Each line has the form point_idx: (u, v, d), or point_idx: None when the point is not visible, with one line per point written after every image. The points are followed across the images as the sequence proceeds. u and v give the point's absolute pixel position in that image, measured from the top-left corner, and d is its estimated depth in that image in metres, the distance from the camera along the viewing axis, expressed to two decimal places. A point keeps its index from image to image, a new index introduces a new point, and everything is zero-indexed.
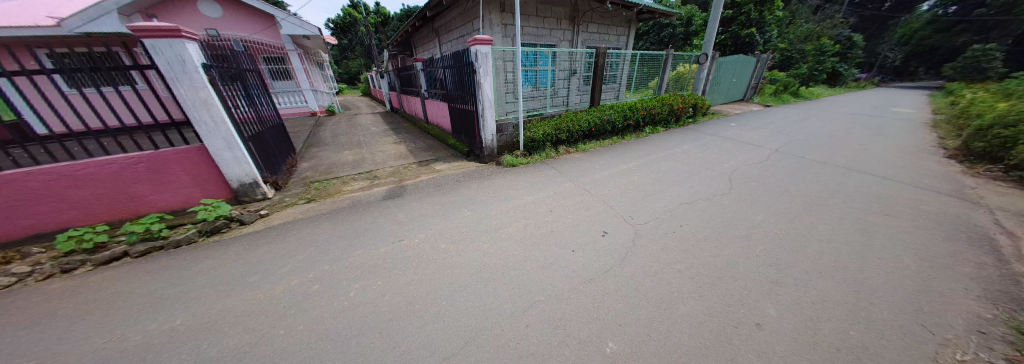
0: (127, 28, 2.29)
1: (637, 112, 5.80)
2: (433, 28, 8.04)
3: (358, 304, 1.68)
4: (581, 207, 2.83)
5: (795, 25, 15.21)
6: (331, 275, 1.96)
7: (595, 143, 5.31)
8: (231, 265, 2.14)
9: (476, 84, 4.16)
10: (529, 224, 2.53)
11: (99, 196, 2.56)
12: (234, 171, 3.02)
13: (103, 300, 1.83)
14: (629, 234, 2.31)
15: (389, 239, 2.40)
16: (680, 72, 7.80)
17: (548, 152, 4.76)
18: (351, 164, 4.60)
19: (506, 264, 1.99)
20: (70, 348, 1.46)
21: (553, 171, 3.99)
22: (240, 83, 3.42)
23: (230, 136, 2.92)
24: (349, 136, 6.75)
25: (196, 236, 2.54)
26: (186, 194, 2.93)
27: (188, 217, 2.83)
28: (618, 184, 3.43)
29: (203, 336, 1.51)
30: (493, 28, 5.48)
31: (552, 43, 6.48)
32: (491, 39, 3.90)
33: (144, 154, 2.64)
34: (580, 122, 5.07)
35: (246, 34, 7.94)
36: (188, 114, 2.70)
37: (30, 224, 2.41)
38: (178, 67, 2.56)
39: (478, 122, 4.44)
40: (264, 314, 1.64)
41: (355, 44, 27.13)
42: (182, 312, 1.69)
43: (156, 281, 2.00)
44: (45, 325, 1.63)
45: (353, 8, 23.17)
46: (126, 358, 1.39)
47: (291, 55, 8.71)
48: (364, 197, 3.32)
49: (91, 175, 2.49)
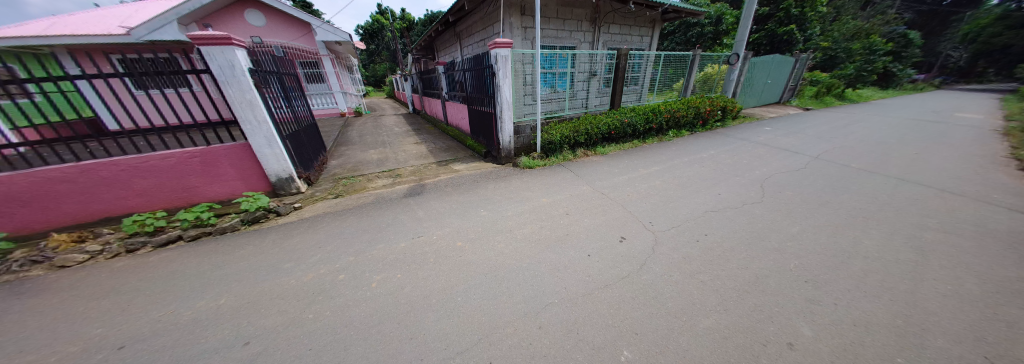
0: (188, 37, 2.58)
1: (660, 115, 5.60)
2: (455, 32, 8.27)
3: (378, 295, 1.76)
4: (598, 211, 2.78)
5: (842, 20, 13.93)
6: (356, 266, 2.07)
7: (614, 146, 5.18)
8: (267, 253, 2.32)
9: (495, 86, 4.20)
10: (545, 227, 2.53)
11: (160, 186, 2.88)
12: (273, 167, 3.28)
13: (161, 278, 2.06)
14: (648, 241, 2.23)
15: (408, 235, 2.50)
16: (708, 73, 7.45)
17: (565, 154, 4.71)
18: (376, 162, 4.83)
19: (519, 264, 2.00)
20: (134, 320, 1.65)
21: (570, 174, 3.95)
22: (279, 86, 3.71)
23: (270, 134, 3.17)
24: (375, 136, 7.08)
25: (239, 225, 2.79)
26: (229, 187, 3.19)
27: (232, 207, 3.11)
28: (638, 189, 3.32)
29: (243, 316, 1.65)
30: (512, 32, 5.53)
31: (572, 45, 6.43)
32: (511, 42, 3.94)
33: (198, 149, 2.94)
34: (599, 124, 4.97)
35: (285, 40, 8.58)
36: (236, 113, 2.97)
37: (104, 208, 2.76)
38: (228, 71, 2.83)
39: (496, 124, 4.50)
40: (294, 299, 1.76)
41: (381, 49, 28.43)
42: (225, 293, 1.86)
43: (204, 264, 2.22)
44: (115, 298, 1.86)
45: (381, 15, 24.46)
46: (177, 332, 1.55)
47: (324, 59, 9.30)
48: (387, 194, 3.47)
49: (155, 167, 2.82)
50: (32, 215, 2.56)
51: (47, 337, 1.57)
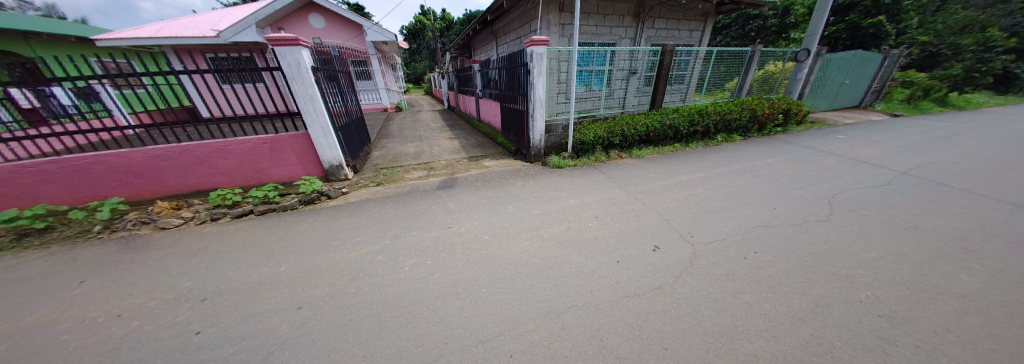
0: (266, 38, 2.97)
1: (708, 118, 5.14)
2: (492, 30, 8.40)
3: (410, 278, 1.88)
4: (630, 217, 2.65)
5: (952, 9, 11.51)
6: (392, 249, 2.24)
7: (652, 149, 4.88)
8: (317, 231, 2.60)
9: (529, 84, 4.19)
10: (572, 228, 2.49)
11: (239, 167, 3.39)
12: (327, 155, 3.65)
13: (236, 245, 2.42)
14: (685, 252, 2.08)
15: (440, 225, 2.63)
16: (770, 71, 6.63)
17: (597, 155, 4.55)
18: (413, 155, 5.13)
19: (545, 263, 1.99)
20: (215, 278, 1.97)
21: (602, 176, 3.83)
22: (335, 82, 4.10)
23: (326, 126, 3.53)
24: (413, 131, 7.51)
25: (298, 204, 3.16)
26: (291, 170, 3.62)
27: (292, 188, 3.52)
28: (677, 196, 3.09)
29: (297, 284, 1.88)
30: (550, 29, 5.46)
31: (611, 42, 6.17)
32: (548, 39, 3.88)
33: (269, 137, 3.39)
34: (637, 125, 4.72)
35: (340, 41, 9.44)
36: (299, 106, 3.35)
37: (198, 183, 3.33)
38: (295, 69, 3.20)
39: (528, 122, 4.50)
40: (339, 274, 1.96)
41: (422, 48, 29.93)
42: (284, 262, 2.13)
43: (269, 236, 2.55)
44: (203, 259, 2.23)
45: (425, 16, 25.76)
46: (247, 292, 1.82)
47: (372, 58, 10.06)
48: (421, 185, 3.67)
49: (236, 151, 3.31)
50: (150, 183, 3.21)
51: (156, 285, 1.94)
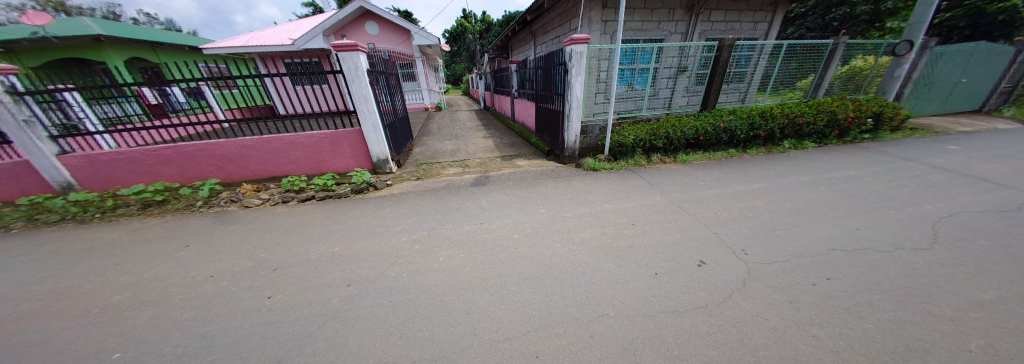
0: (331, 45, 3.34)
1: (772, 120, 4.54)
2: (531, 31, 8.41)
3: (443, 268, 1.98)
4: (671, 226, 2.46)
5: None
6: (428, 240, 2.38)
7: (701, 154, 4.46)
8: (364, 218, 2.86)
9: (566, 84, 4.11)
10: (606, 233, 2.39)
11: (305, 158, 3.89)
12: (376, 150, 4.00)
13: (300, 225, 2.77)
14: (735, 270, 1.87)
15: (472, 220, 2.71)
16: (857, 67, 5.62)
17: (637, 158, 4.30)
18: (450, 152, 5.37)
19: (576, 267, 1.94)
20: (283, 252, 2.29)
21: (640, 181, 3.61)
22: (385, 83, 4.46)
23: (376, 123, 3.86)
24: (451, 129, 7.85)
25: (350, 193, 3.51)
26: (345, 163, 4.04)
27: (346, 178, 3.92)
28: (729, 208, 2.78)
29: (346, 264, 2.09)
30: (591, 27, 5.28)
31: (659, 37, 5.77)
32: (588, 37, 3.75)
33: (330, 132, 3.83)
34: (684, 128, 4.35)
35: (390, 45, 10.26)
36: (355, 105, 3.72)
37: (274, 170, 3.91)
38: (354, 72, 3.56)
39: (563, 122, 4.43)
40: (381, 258, 2.14)
41: (462, 50, 31.13)
42: (337, 243, 2.39)
43: (326, 219, 2.88)
44: (274, 235, 2.60)
45: (466, 19, 26.74)
46: (306, 267, 2.08)
47: (417, 61, 10.75)
48: (456, 181, 3.83)
49: (304, 143, 3.80)
50: (238, 168, 3.83)
51: (240, 253, 2.31)
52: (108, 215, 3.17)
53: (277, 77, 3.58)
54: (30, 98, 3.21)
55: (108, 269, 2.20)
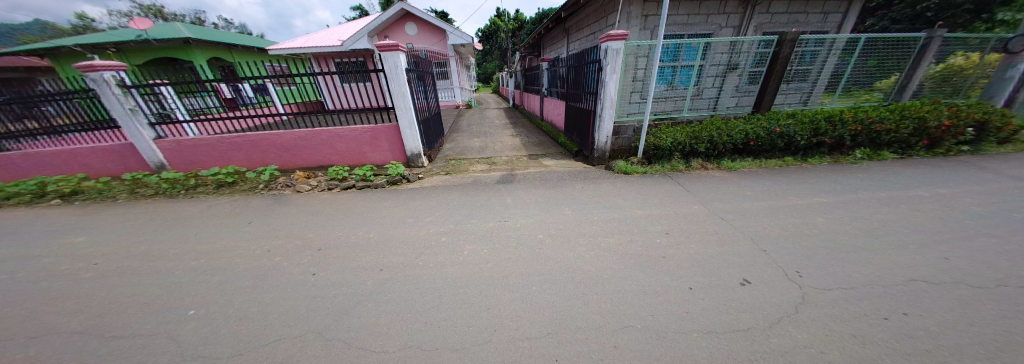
0: (375, 45, 3.57)
1: (840, 126, 3.97)
2: (565, 28, 8.24)
3: (467, 262, 2.03)
4: (710, 238, 2.27)
5: None
6: (454, 233, 2.45)
7: (749, 160, 4.05)
8: (396, 208, 3.02)
9: (600, 82, 3.96)
10: (635, 240, 2.28)
11: (349, 150, 4.23)
12: (410, 145, 4.21)
13: (341, 211, 3.01)
14: (785, 292, 1.66)
15: (497, 217, 2.74)
16: (958, 66, 4.71)
17: (674, 162, 4.01)
18: (478, 149, 5.48)
19: (602, 273, 1.87)
20: (326, 235, 2.51)
21: (676, 187, 3.38)
22: (421, 81, 4.67)
23: (412, 119, 4.06)
24: (480, 126, 8.00)
25: (385, 184, 3.73)
26: (382, 156, 4.31)
27: (383, 170, 4.18)
28: (781, 222, 2.50)
29: (379, 250, 2.23)
30: (630, 22, 5.04)
31: (706, 32, 5.33)
32: (626, 33, 3.56)
33: (370, 127, 4.11)
34: (730, 131, 3.98)
35: (427, 45, 10.71)
36: (394, 101, 3.94)
37: (322, 160, 4.30)
38: (394, 71, 3.77)
39: (594, 122, 4.30)
40: (411, 247, 2.26)
41: (494, 49, 31.52)
42: (373, 230, 2.56)
43: (363, 207, 3.10)
44: (318, 218, 2.85)
45: (499, 18, 27.04)
46: (344, 250, 2.26)
47: (451, 60, 11.07)
48: (483, 178, 3.90)
49: (348, 137, 4.14)
50: (292, 157, 4.28)
51: (290, 233, 2.58)
52: (191, 191, 3.72)
53: (327, 75, 3.91)
54: (137, 89, 3.86)
55: (189, 239, 2.58)
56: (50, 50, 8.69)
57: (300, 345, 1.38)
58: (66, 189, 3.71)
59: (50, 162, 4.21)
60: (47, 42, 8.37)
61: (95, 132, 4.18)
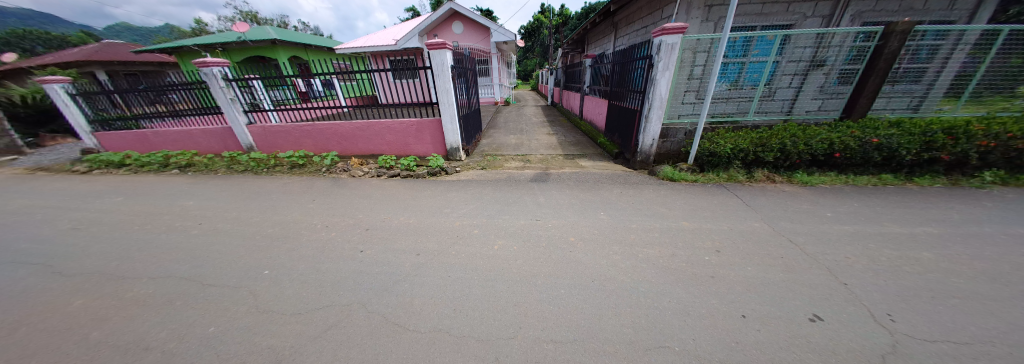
0: (426, 44, 3.77)
1: (967, 139, 3.14)
2: (613, 22, 7.84)
3: (497, 257, 2.06)
4: (771, 262, 1.98)
5: None
6: (486, 227, 2.50)
7: (828, 175, 3.44)
8: (434, 198, 3.18)
9: (650, 80, 3.67)
10: (678, 254, 2.08)
11: (396, 141, 4.57)
12: (450, 139, 4.39)
13: (385, 197, 3.27)
14: (872, 336, 1.37)
15: (529, 215, 2.72)
16: None
17: (732, 172, 3.57)
18: (514, 146, 5.51)
19: (637, 286, 1.74)
20: (372, 217, 2.75)
21: (731, 199, 3.02)
22: (464, 78, 4.83)
23: (453, 114, 4.22)
24: (517, 124, 8.02)
25: (426, 175, 3.95)
26: (425, 148, 4.57)
27: (425, 161, 4.43)
28: (870, 252, 2.07)
29: (417, 236, 2.37)
30: (689, 14, 4.60)
31: (785, 23, 4.62)
32: (685, 26, 3.23)
33: (416, 121, 4.38)
34: (806, 140, 3.42)
35: (471, 43, 11.03)
36: (438, 97, 4.13)
37: (373, 149, 4.72)
38: (440, 67, 3.95)
39: (639, 123, 4.03)
40: (446, 236, 2.36)
41: (536, 46, 31.31)
42: (412, 217, 2.73)
43: (405, 194, 3.33)
44: (367, 201, 3.14)
45: (543, 14, 26.74)
46: (386, 233, 2.44)
47: (493, 57, 11.24)
48: (517, 175, 3.91)
49: (396, 129, 4.47)
50: (349, 145, 4.76)
51: (343, 213, 2.87)
52: (270, 170, 4.36)
53: (382, 71, 4.26)
54: (236, 82, 4.61)
55: (265, 210, 3.03)
56: (177, 49, 10.79)
57: (346, 314, 1.53)
58: (184, 161, 4.62)
59: (174, 139, 5.29)
60: (175, 43, 10.39)
61: (205, 116, 5.11)
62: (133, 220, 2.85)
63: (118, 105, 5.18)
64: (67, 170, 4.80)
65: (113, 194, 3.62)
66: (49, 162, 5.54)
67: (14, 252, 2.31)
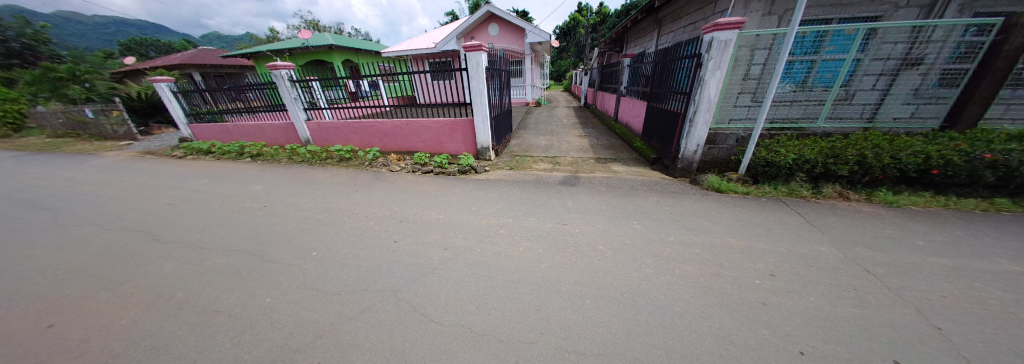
0: (463, 46, 3.88)
1: None
2: (657, 20, 7.38)
3: (521, 258, 2.04)
4: (842, 294, 1.68)
5: None
6: (512, 228, 2.49)
7: (921, 194, 2.88)
8: (463, 196, 3.26)
9: (697, 81, 3.37)
10: (721, 274, 1.88)
11: (431, 139, 4.77)
12: (482, 139, 4.47)
13: (417, 192, 3.42)
14: None
15: (555, 219, 2.65)
16: None
17: (793, 185, 3.14)
18: (544, 148, 5.45)
19: (672, 304, 1.60)
20: (405, 210, 2.90)
21: (791, 217, 2.65)
22: (497, 79, 4.90)
23: (485, 115, 4.29)
24: (548, 125, 7.93)
25: (457, 172, 4.06)
26: (457, 147, 4.72)
27: (456, 159, 4.57)
28: (984, 293, 1.66)
29: (445, 231, 2.44)
30: (749, 8, 4.16)
31: (870, 14, 3.95)
32: (743, 20, 2.90)
33: (450, 120, 4.54)
34: (894, 151, 2.88)
35: (505, 44, 11.16)
36: (472, 98, 4.23)
37: (410, 146, 4.99)
38: (475, 69, 4.04)
39: (683, 127, 3.73)
40: (472, 234, 2.40)
41: (571, 46, 30.73)
42: (441, 212, 2.84)
43: (436, 190, 3.47)
44: (401, 195, 3.32)
45: (580, 14, 26.15)
46: (416, 225, 2.56)
47: (526, 58, 11.21)
48: (546, 177, 3.86)
49: (432, 127, 4.67)
50: (390, 141, 5.09)
51: (378, 205, 3.06)
52: (321, 162, 4.82)
53: (422, 73, 4.48)
54: (299, 83, 5.17)
55: (314, 197, 3.35)
56: (254, 54, 12.49)
57: (378, 299, 1.62)
58: (254, 151, 5.31)
59: (249, 132, 6.10)
60: (252, 49, 12.05)
61: (272, 113, 5.83)
62: (212, 200, 3.34)
63: (208, 102, 6.11)
64: (169, 155, 5.78)
65: (200, 177, 4.27)
66: (156, 147, 6.71)
67: (128, 220, 2.82)
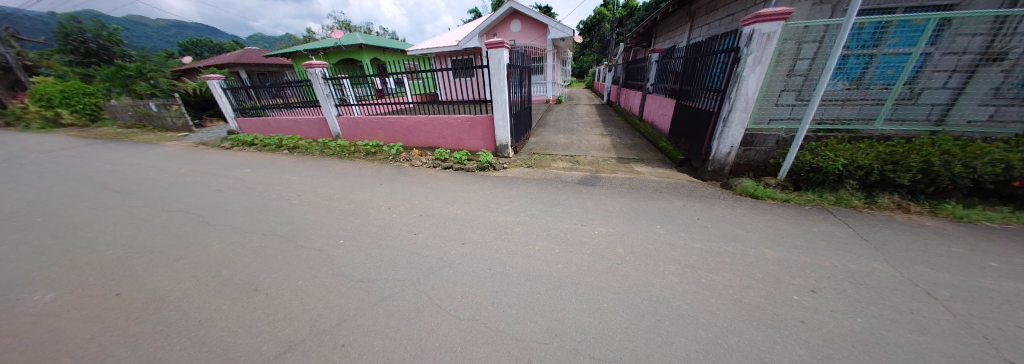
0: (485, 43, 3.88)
1: None
2: (689, 13, 6.95)
3: (537, 257, 2.02)
4: (898, 317, 1.49)
5: None
6: (529, 226, 2.48)
7: (1002, 208, 2.50)
8: (481, 192, 3.29)
9: (734, 78, 3.13)
10: (753, 286, 1.74)
11: (452, 135, 4.85)
12: (501, 136, 4.48)
13: (437, 187, 3.50)
14: None
15: (573, 219, 2.60)
16: None
17: (842, 193, 2.84)
18: (564, 146, 5.35)
19: (696, 315, 1.51)
20: (425, 205, 2.97)
21: (836, 228, 2.40)
22: (518, 76, 4.87)
23: (505, 112, 4.29)
24: (569, 123, 7.78)
25: (475, 169, 4.11)
26: (477, 143, 4.76)
27: (475, 156, 4.62)
28: None
29: (462, 226, 2.48)
30: None
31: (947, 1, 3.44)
32: (790, 10, 2.65)
33: (470, 117, 4.58)
34: (970, 158, 2.52)
35: (527, 41, 11.05)
36: (492, 95, 4.24)
37: (432, 142, 5.11)
38: (497, 66, 4.03)
39: (716, 127, 3.49)
40: (488, 230, 2.42)
41: (595, 42, 29.78)
42: (459, 208, 2.87)
43: (454, 186, 3.53)
44: (422, 189, 3.41)
45: (606, 8, 25.20)
46: (435, 220, 2.61)
47: (547, 55, 10.98)
48: (565, 176, 3.79)
49: (453, 124, 4.75)
50: (412, 137, 5.25)
51: (399, 199, 3.16)
52: (349, 155, 5.08)
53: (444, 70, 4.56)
54: (331, 80, 5.46)
55: (341, 189, 3.53)
56: (292, 54, 13.38)
57: (398, 288, 1.68)
58: (290, 144, 5.70)
59: (286, 126, 6.56)
60: (291, 49, 12.91)
61: (306, 108, 6.21)
62: (253, 188, 3.63)
63: (252, 98, 6.64)
64: (219, 146, 6.37)
65: (244, 167, 4.67)
66: (208, 139, 7.41)
67: (183, 204, 3.14)
